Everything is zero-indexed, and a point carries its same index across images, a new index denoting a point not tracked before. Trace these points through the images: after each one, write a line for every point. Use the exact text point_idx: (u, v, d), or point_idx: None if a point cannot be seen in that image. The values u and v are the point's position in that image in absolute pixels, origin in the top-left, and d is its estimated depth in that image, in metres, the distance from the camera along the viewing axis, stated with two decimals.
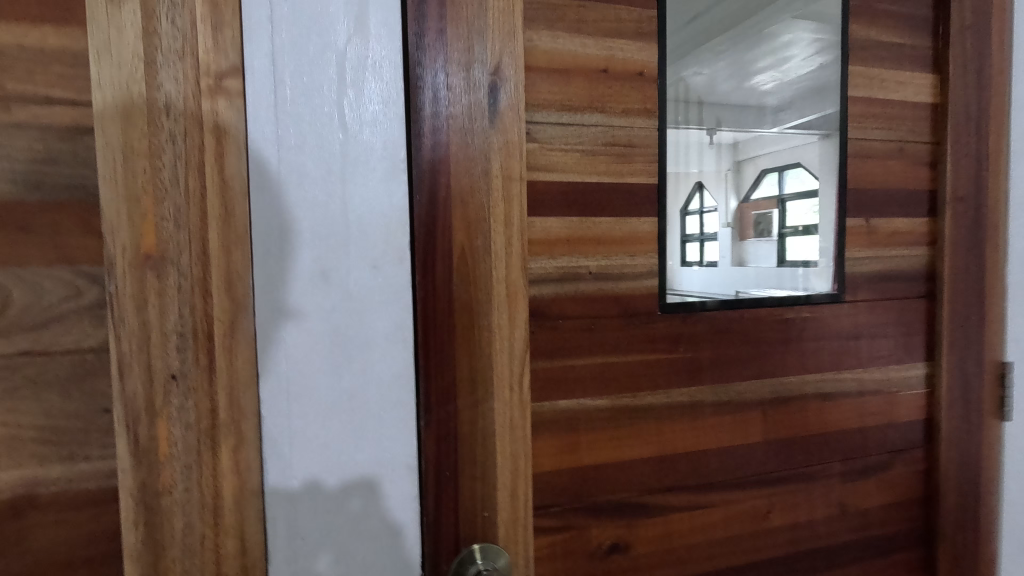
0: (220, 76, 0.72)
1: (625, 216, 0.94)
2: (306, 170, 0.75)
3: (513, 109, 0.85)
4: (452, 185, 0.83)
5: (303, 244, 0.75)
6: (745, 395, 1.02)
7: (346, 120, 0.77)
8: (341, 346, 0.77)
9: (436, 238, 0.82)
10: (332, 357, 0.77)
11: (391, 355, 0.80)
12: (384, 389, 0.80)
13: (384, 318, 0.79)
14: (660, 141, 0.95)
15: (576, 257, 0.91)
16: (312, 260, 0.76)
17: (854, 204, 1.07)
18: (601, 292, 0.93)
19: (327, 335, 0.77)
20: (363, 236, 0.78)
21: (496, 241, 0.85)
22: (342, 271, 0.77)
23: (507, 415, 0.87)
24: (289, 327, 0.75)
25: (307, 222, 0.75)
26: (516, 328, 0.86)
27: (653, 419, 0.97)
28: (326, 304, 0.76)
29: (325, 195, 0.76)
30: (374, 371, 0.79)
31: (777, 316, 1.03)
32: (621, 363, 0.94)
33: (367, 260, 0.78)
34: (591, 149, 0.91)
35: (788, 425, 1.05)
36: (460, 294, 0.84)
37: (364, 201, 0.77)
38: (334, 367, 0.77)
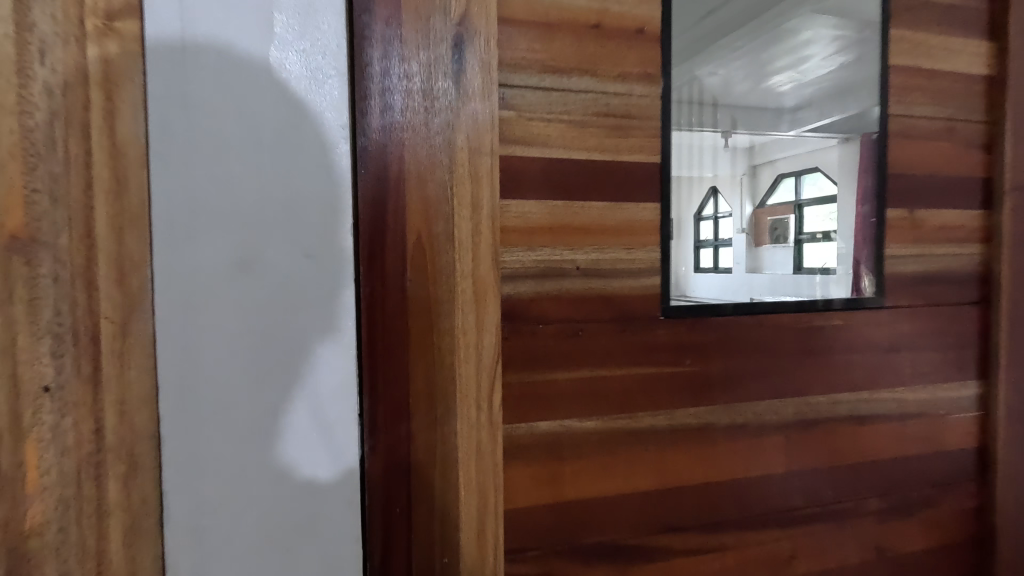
0: (112, 17, 0.57)
1: (620, 201, 0.78)
2: (222, 132, 0.60)
3: (483, 68, 0.70)
4: (406, 158, 0.68)
5: (216, 225, 0.60)
6: (764, 417, 0.85)
7: (273, 74, 0.61)
8: (264, 354, 0.62)
9: (388, 222, 0.67)
10: (252, 367, 0.61)
11: (328, 365, 0.64)
12: (320, 408, 0.64)
13: (320, 319, 0.63)
14: (663, 111, 0.79)
15: (560, 249, 0.75)
16: (227, 244, 0.60)
17: (896, 192, 0.90)
18: (591, 292, 0.77)
19: (246, 340, 0.61)
20: (294, 217, 0.62)
21: (462, 226, 0.70)
22: (267, 260, 0.61)
23: (473, 439, 0.71)
24: (196, 329, 0.60)
25: (221, 197, 0.60)
26: (484, 333, 0.71)
27: (652, 445, 0.81)
28: (244, 300, 0.61)
29: (244, 165, 0.60)
30: (307, 385, 0.63)
31: (803, 324, 0.87)
32: (615, 379, 0.79)
33: (298, 246, 0.62)
34: (580, 119, 0.76)
35: (815, 453, 0.88)
36: (416, 290, 0.69)
37: (295, 173, 0.62)
38: (254, 380, 0.62)
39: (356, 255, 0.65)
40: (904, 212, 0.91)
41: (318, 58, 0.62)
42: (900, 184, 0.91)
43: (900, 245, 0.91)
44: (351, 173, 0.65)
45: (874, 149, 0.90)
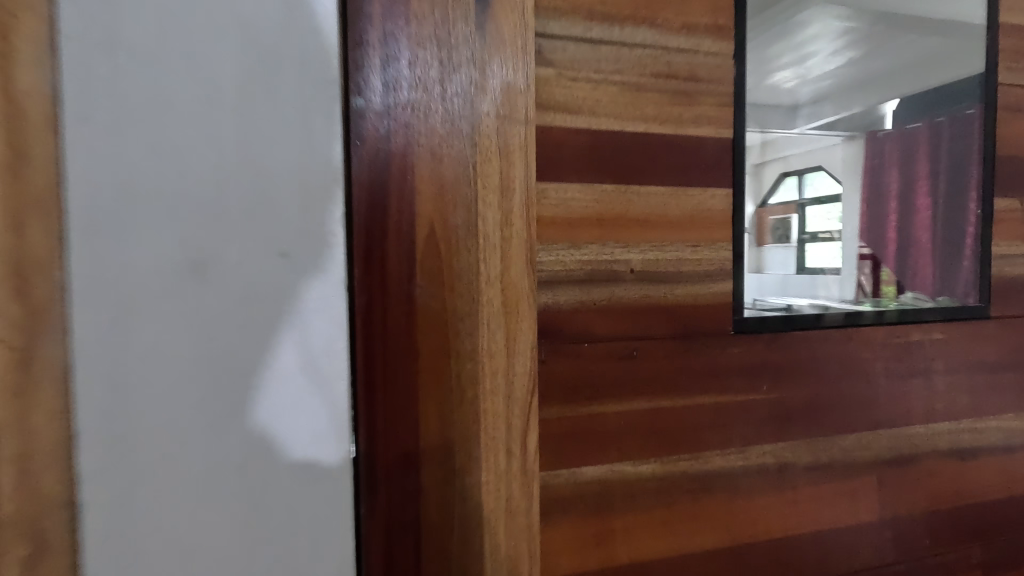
0: None
1: (681, 185, 0.62)
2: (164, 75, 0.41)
3: (515, 8, 0.53)
4: (414, 126, 0.51)
5: (156, 210, 0.41)
6: (852, 453, 0.70)
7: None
8: (228, 392, 0.43)
9: (390, 210, 0.51)
10: (211, 412, 0.43)
11: (315, 406, 0.46)
12: (306, 465, 0.46)
13: (305, 342, 0.45)
14: (738, 74, 0.63)
15: (611, 247, 0.59)
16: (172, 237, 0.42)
17: (1002, 179, 0.75)
18: (648, 302, 0.60)
19: (202, 374, 0.43)
20: (269, 199, 0.44)
21: (488, 217, 0.53)
22: (228, 264, 0.43)
23: (501, 494, 0.55)
24: (129, 360, 0.41)
25: (163, 170, 0.42)
26: (515, 357, 0.54)
27: (722, 492, 0.65)
28: (199, 318, 0.43)
29: (198, 125, 0.42)
30: (289, 433, 0.45)
31: (896, 338, 0.71)
32: (676, 410, 0.62)
33: (273, 241, 0.44)
34: (636, 81, 0.59)
35: (911, 496, 0.72)
36: (429, 301, 0.52)
37: (271, 137, 0.44)
38: (213, 430, 0.43)
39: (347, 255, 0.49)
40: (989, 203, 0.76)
41: None
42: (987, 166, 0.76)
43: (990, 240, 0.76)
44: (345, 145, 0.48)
45: (909, 138, 0.77)
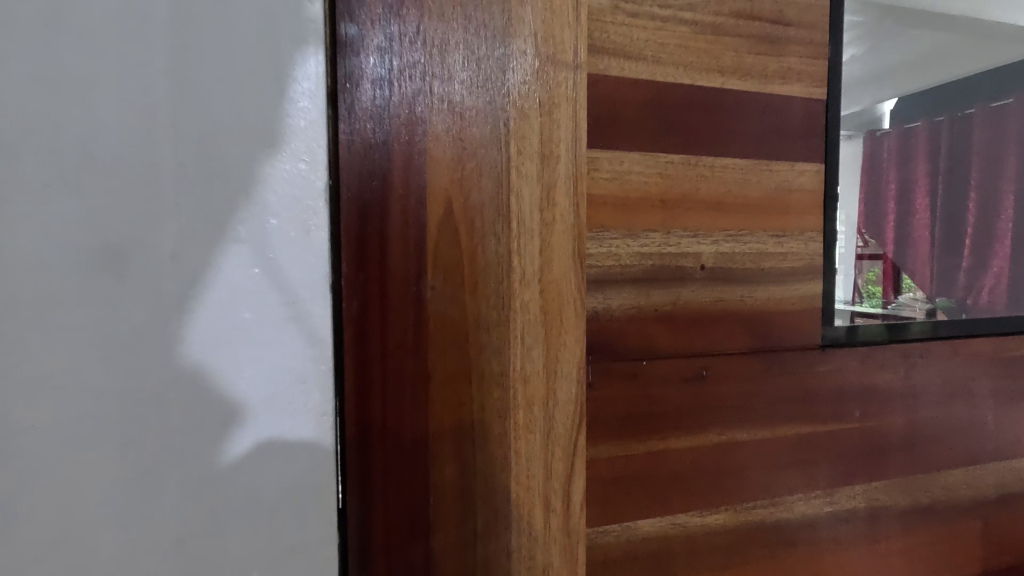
0: None
1: (764, 158, 0.48)
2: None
3: None
4: (423, 65, 0.37)
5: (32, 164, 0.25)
6: (955, 493, 0.57)
7: None
8: (156, 455, 0.27)
9: (392, 180, 0.37)
10: (128, 486, 0.27)
11: (294, 470, 0.30)
12: (281, 559, 0.30)
13: (278, 373, 0.30)
14: (836, 18, 0.49)
15: (676, 237, 0.46)
16: (60, 208, 0.26)
17: None
18: (719, 308, 0.47)
19: (112, 428, 0.27)
20: (222, 151, 0.28)
21: (524, 194, 0.39)
22: (153, 262, 0.27)
23: (538, 563, 0.41)
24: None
25: (44, 100, 0.25)
26: (557, 381, 0.41)
27: (804, 546, 0.52)
28: (105, 340, 0.26)
29: (103, 28, 0.26)
30: (253, 514, 0.29)
31: (1005, 353, 0.58)
32: (751, 445, 0.49)
33: (229, 218, 0.28)
34: (712, 21, 0.45)
35: (1018, 542, 0.60)
36: (445, 307, 0.38)
37: (224, 54, 0.28)
38: (131, 516, 0.27)
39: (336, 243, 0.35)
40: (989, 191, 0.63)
41: None
42: (977, 155, 0.63)
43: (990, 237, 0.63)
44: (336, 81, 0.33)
45: (908, 128, 0.59)
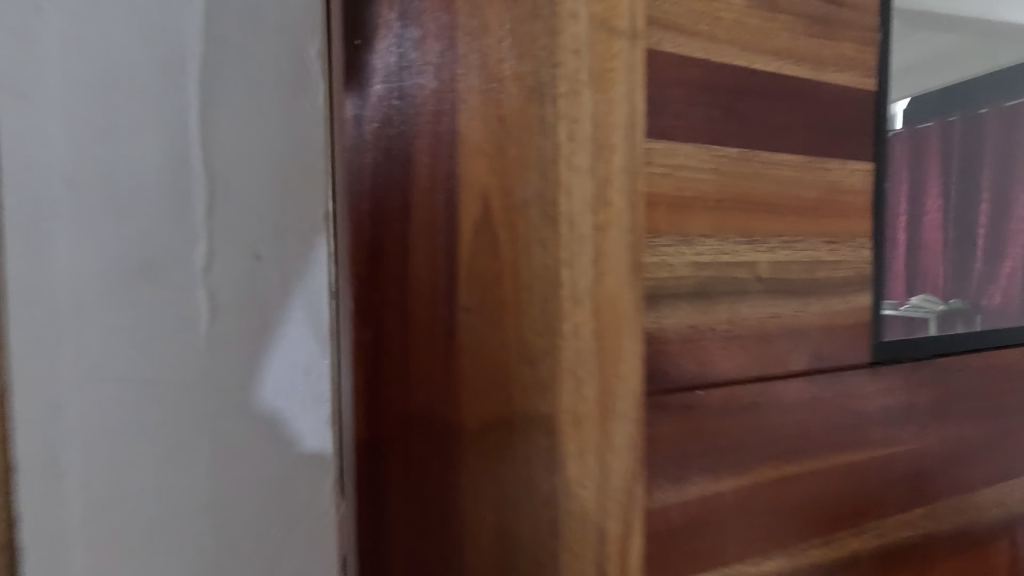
0: None
1: (819, 154, 0.43)
2: (155, 52, 0.33)
3: None
4: (449, 68, 0.37)
5: (131, 218, 0.33)
6: (988, 513, 0.54)
7: None
8: (214, 446, 0.35)
9: (416, 177, 0.38)
10: (192, 474, 0.34)
11: (311, 474, 0.38)
12: (293, 545, 0.37)
13: (301, 389, 0.37)
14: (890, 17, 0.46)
15: (733, 244, 0.39)
16: (143, 254, 0.33)
17: None
18: (775, 323, 0.42)
19: (185, 427, 0.34)
20: (270, 215, 0.36)
21: (575, 194, 0.31)
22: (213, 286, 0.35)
23: None
24: (93, 407, 0.32)
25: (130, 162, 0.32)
26: (614, 435, 0.32)
27: None
28: (187, 357, 0.34)
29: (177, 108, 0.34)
30: (278, 504, 0.37)
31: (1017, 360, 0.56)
32: (805, 478, 0.44)
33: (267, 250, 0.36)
34: None
35: None
36: (476, 325, 0.36)
37: (277, 143, 0.36)
38: (185, 497, 0.34)
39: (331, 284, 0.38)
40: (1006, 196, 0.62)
41: None
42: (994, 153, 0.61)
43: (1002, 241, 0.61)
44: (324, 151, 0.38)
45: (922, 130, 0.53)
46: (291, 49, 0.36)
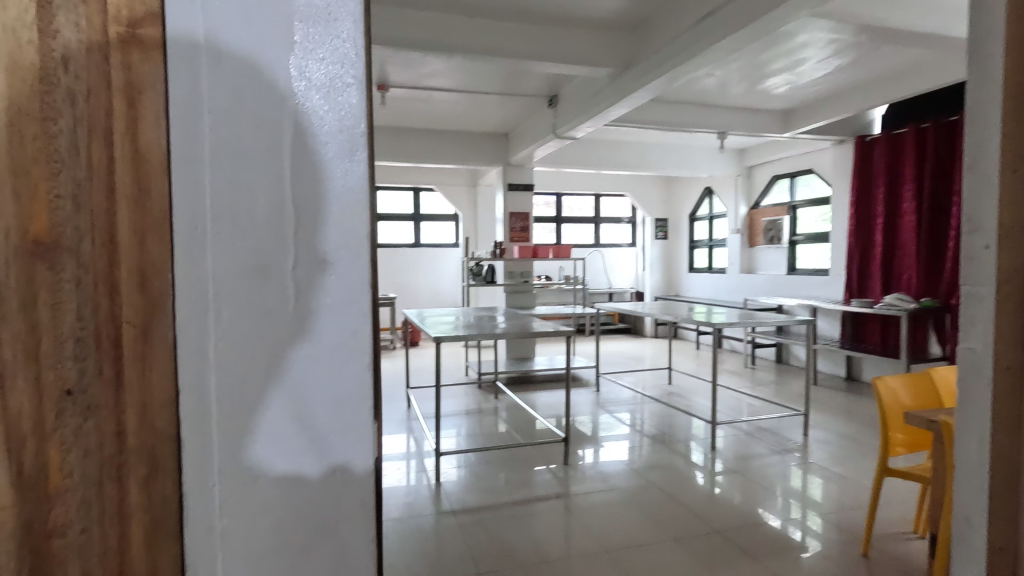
0: (136, 23, 0.38)
1: None
2: (264, 102, 0.40)
3: None
4: None
5: (238, 251, 0.40)
6: None
7: (300, 47, 0.40)
8: (298, 430, 0.42)
9: None
10: (271, 459, 0.42)
11: (349, 478, 0.43)
12: (336, 535, 0.43)
13: (357, 397, 0.43)
14: None
15: None
16: (245, 275, 0.40)
17: None
18: None
19: (277, 422, 0.41)
20: (340, 249, 0.42)
21: None
22: (291, 309, 0.41)
23: None
24: (206, 393, 0.40)
25: (236, 206, 0.39)
26: None
27: None
28: (274, 361, 0.41)
29: (268, 162, 0.40)
30: (324, 500, 0.43)
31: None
32: None
33: (331, 277, 0.42)
34: None
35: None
36: None
37: (345, 182, 0.42)
38: (261, 477, 0.41)
39: (374, 303, 0.44)
40: (971, 201, 0.69)
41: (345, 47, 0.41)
42: None
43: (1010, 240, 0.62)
44: (371, 188, 0.43)
45: None
46: (350, 106, 0.42)
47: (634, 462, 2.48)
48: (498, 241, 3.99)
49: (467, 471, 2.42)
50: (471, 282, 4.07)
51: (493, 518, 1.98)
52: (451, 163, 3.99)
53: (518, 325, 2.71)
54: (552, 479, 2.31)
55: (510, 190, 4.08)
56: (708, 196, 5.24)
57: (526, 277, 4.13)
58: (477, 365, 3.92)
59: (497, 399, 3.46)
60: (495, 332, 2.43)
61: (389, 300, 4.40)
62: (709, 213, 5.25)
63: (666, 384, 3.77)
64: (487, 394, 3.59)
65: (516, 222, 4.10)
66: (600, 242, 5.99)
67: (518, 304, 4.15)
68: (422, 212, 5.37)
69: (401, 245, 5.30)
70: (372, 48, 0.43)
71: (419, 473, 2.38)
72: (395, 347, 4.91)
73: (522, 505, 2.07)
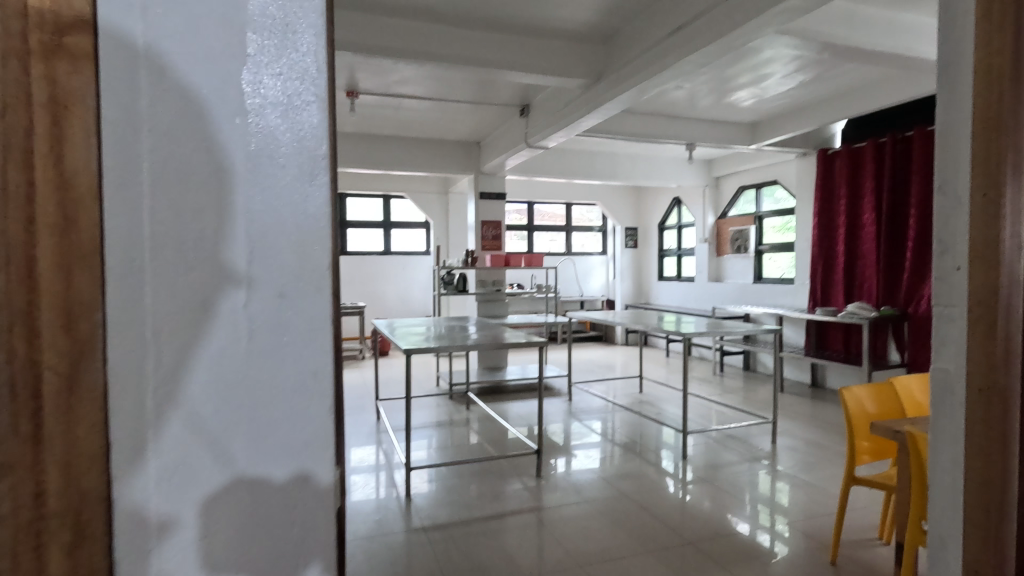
0: (60, 30, 0.34)
1: None
2: (216, 118, 0.37)
3: None
4: None
5: (182, 282, 0.37)
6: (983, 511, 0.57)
7: (251, 66, 0.38)
8: (250, 468, 0.39)
9: None
10: (231, 479, 0.39)
11: (305, 497, 0.41)
12: (300, 551, 0.41)
13: (314, 431, 0.41)
14: None
15: None
16: (192, 305, 0.37)
17: None
18: None
19: (226, 461, 0.39)
20: (295, 282, 0.39)
21: None
22: (241, 345, 0.38)
23: None
24: (153, 431, 0.37)
25: (178, 234, 0.37)
26: None
27: None
28: (227, 391, 0.38)
29: (212, 190, 0.37)
30: (288, 511, 0.41)
31: (997, 362, 0.61)
32: None
33: (284, 309, 0.39)
34: None
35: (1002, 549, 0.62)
36: None
37: (304, 208, 0.39)
38: (224, 495, 0.39)
39: (334, 334, 0.41)
40: (942, 222, 0.70)
41: (299, 68, 0.39)
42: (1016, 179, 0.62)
43: (979, 260, 0.64)
44: (333, 213, 0.41)
45: None
46: (307, 132, 0.40)
47: (606, 471, 2.48)
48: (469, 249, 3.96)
49: (438, 484, 2.37)
50: (443, 290, 4.01)
51: (464, 533, 1.93)
52: (423, 170, 3.95)
53: (490, 335, 2.67)
54: (524, 491, 2.28)
55: (482, 198, 4.06)
56: (676, 206, 5.32)
57: (498, 285, 4.10)
58: (449, 375, 3.86)
59: (468, 409, 3.42)
60: (467, 343, 2.39)
61: (359, 309, 4.34)
62: (677, 223, 5.33)
63: (637, 392, 3.79)
64: (458, 405, 3.53)
65: (488, 230, 4.07)
66: (572, 250, 6.02)
67: (489, 313, 4.12)
68: (392, 219, 5.30)
69: (370, 252, 5.21)
70: (333, 63, 0.41)
71: (389, 487, 2.32)
72: (365, 356, 4.82)
73: (495, 520, 2.03)
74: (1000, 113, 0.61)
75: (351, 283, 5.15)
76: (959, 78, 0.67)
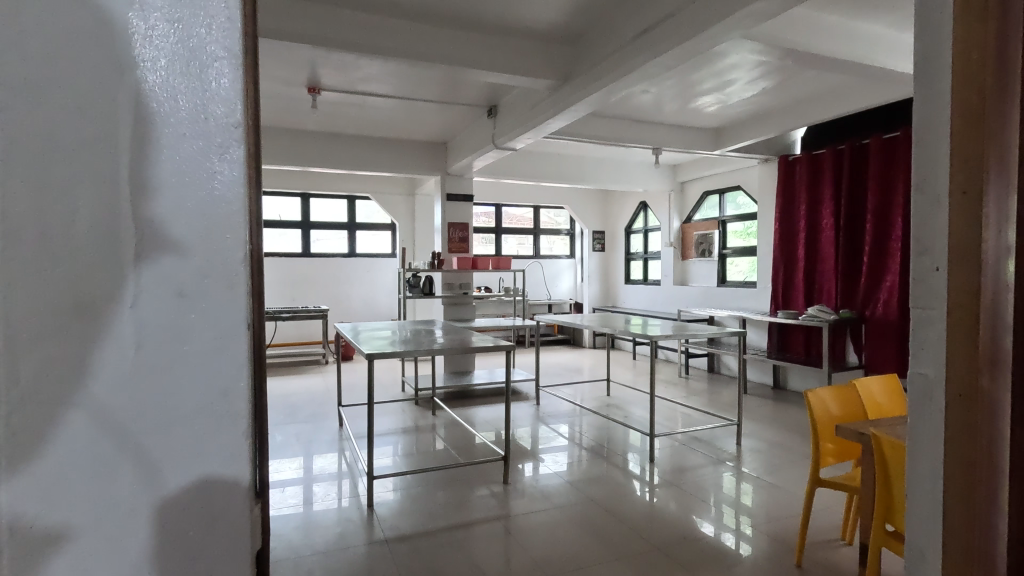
0: None
1: None
2: (96, 69, 0.36)
3: None
4: None
5: (56, 261, 0.35)
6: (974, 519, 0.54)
7: (138, 17, 0.37)
8: (187, 481, 0.39)
9: None
10: (128, 492, 0.38)
11: (243, 511, 0.41)
12: (235, 562, 0.40)
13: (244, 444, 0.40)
14: None
15: None
16: (65, 313, 0.36)
17: None
18: None
19: (141, 467, 0.38)
20: (202, 267, 0.39)
21: None
22: (155, 345, 0.38)
23: None
24: (36, 446, 0.36)
25: (50, 206, 0.35)
26: None
27: None
28: (138, 393, 0.37)
29: (82, 155, 0.36)
30: (228, 520, 0.40)
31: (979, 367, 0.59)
32: None
33: (197, 305, 0.39)
34: None
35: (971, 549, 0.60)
36: None
37: (209, 186, 0.39)
38: (165, 503, 0.39)
39: (252, 344, 0.41)
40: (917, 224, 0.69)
41: (200, 29, 0.39)
42: None
43: (960, 263, 0.62)
44: (245, 189, 0.41)
45: None
46: (212, 111, 0.39)
47: (572, 475, 2.44)
48: (436, 252, 3.88)
49: (403, 493, 2.28)
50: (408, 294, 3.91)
51: (428, 544, 1.86)
52: (388, 170, 3.85)
53: (457, 339, 2.59)
54: (490, 498, 2.21)
55: (448, 200, 3.98)
56: (643, 210, 5.37)
57: (465, 288, 4.03)
58: (414, 380, 3.77)
59: (435, 414, 3.34)
60: (433, 347, 2.30)
61: (321, 313, 4.20)
62: (644, 226, 5.37)
63: (604, 395, 3.77)
64: (423, 410, 3.44)
65: (454, 232, 4.01)
66: (540, 253, 5.99)
67: (456, 317, 4.05)
68: (356, 220, 5.16)
69: (332, 254, 5.07)
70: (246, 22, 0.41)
71: (351, 497, 2.22)
72: (328, 361, 4.67)
73: (460, 529, 1.96)
74: (981, 112, 0.60)
75: (312, 285, 4.99)
76: (938, 77, 0.66)
